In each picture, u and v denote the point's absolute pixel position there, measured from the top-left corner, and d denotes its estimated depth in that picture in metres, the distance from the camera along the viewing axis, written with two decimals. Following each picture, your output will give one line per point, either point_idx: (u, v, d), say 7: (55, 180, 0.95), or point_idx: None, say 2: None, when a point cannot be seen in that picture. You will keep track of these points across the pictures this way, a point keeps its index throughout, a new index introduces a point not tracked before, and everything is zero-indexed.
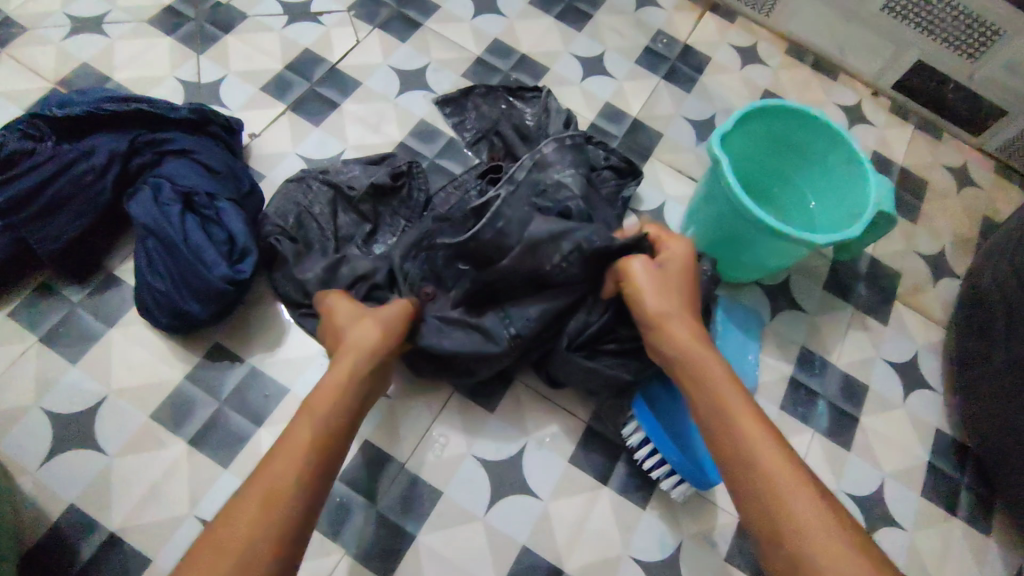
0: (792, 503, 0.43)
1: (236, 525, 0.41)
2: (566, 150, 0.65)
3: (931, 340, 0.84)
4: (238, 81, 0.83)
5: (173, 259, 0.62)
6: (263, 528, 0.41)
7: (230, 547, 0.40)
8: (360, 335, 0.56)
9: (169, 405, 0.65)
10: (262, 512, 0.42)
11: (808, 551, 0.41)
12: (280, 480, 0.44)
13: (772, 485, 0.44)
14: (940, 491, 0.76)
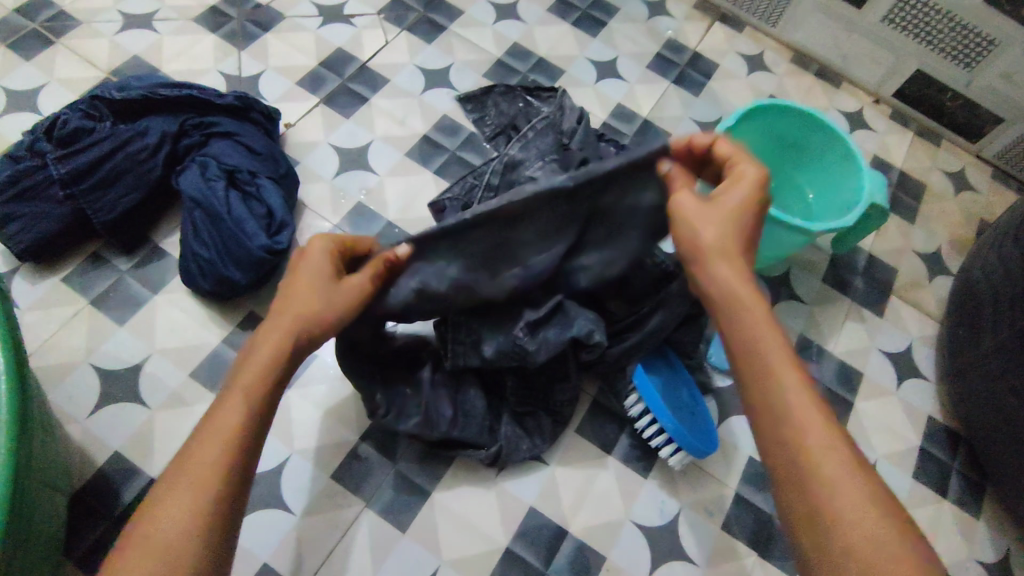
0: (839, 497, 0.39)
1: (177, 510, 0.40)
2: (530, 147, 0.78)
3: (925, 334, 0.88)
4: (276, 75, 0.90)
5: (216, 230, 0.67)
6: (192, 525, 0.40)
7: (168, 534, 0.39)
8: (330, 299, 0.51)
9: (206, 365, 0.70)
10: (203, 506, 0.40)
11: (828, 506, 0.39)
12: (211, 466, 0.42)
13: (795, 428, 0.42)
14: (931, 475, 0.79)
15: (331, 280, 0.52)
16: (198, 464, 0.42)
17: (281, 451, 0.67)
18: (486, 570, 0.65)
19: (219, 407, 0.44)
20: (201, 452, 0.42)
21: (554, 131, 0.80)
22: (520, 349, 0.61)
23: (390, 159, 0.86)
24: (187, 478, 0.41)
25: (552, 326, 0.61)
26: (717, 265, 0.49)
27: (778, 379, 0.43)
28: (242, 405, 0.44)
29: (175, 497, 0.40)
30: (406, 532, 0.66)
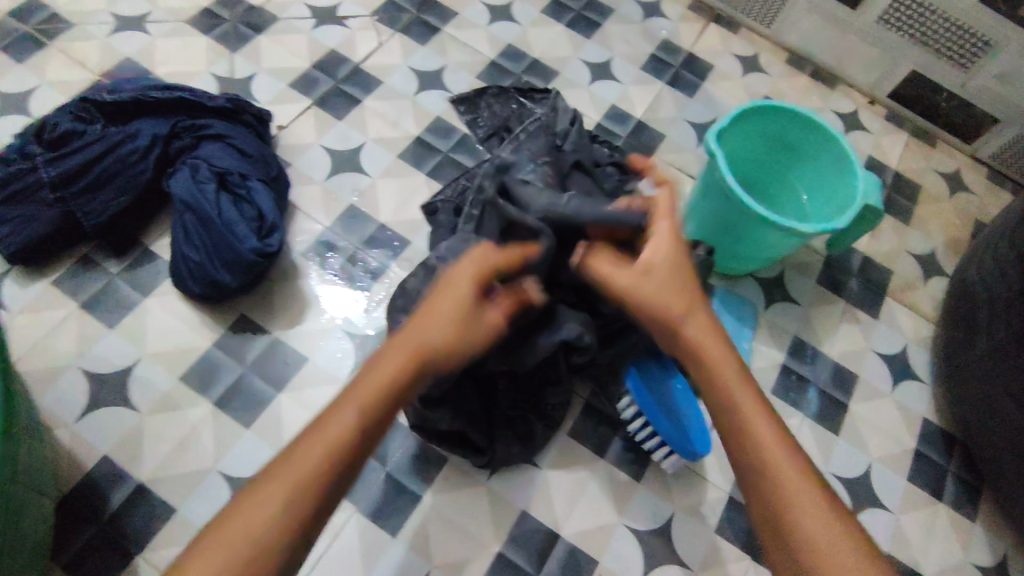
0: (818, 534, 0.43)
1: (260, 514, 0.41)
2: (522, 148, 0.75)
3: (920, 335, 0.87)
4: (269, 77, 0.89)
5: (207, 233, 0.66)
6: (267, 531, 0.40)
7: (252, 533, 0.40)
8: (451, 336, 0.48)
9: (197, 368, 0.70)
10: (290, 513, 0.41)
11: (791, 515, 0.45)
12: (310, 474, 0.42)
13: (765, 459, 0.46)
14: (926, 478, 0.79)
15: (460, 304, 0.49)
16: (283, 472, 0.42)
17: (271, 455, 0.67)
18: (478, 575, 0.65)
19: (325, 422, 0.44)
20: (288, 464, 0.42)
21: (546, 129, 0.77)
22: (512, 355, 0.60)
23: (383, 161, 0.85)
24: (267, 483, 0.42)
25: (542, 332, 0.60)
26: (624, 295, 0.53)
27: (745, 415, 0.48)
28: (352, 430, 0.44)
29: (253, 498, 0.41)
30: (396, 537, 0.65)
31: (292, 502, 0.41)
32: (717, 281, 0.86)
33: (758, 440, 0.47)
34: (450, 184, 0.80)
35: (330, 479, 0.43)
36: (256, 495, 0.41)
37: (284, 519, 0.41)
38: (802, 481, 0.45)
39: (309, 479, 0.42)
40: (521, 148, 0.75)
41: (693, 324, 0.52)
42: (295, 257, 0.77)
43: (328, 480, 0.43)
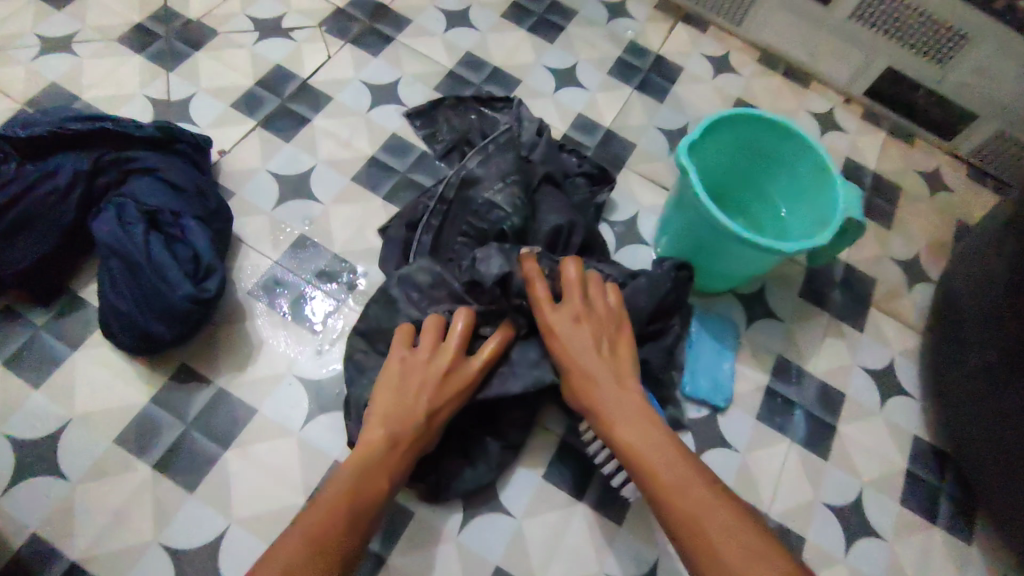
0: (712, 527, 0.45)
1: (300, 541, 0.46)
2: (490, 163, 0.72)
3: (907, 347, 0.84)
4: (208, 98, 0.83)
5: (136, 280, 0.60)
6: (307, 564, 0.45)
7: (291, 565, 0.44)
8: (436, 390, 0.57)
9: (134, 427, 0.64)
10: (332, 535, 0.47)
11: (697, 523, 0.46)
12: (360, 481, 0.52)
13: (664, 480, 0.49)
14: (919, 500, 0.75)
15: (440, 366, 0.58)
16: (304, 530, 0.47)
17: (218, 521, 0.61)
18: None
19: (346, 488, 0.51)
20: (312, 516, 0.48)
21: (514, 146, 0.74)
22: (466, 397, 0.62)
23: (335, 185, 0.79)
24: (293, 541, 0.46)
25: (494, 380, 0.63)
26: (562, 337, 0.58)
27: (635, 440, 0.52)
28: (377, 482, 0.53)
29: (283, 551, 0.45)
30: None
31: (324, 554, 0.46)
32: (695, 300, 0.81)
33: (652, 460, 0.50)
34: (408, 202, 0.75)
35: (368, 499, 0.51)
36: (285, 549, 0.45)
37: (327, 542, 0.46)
38: (701, 491, 0.47)
39: (344, 524, 0.49)
40: (488, 167, 0.72)
41: (587, 356, 0.57)
42: (241, 296, 0.71)
43: (349, 538, 0.48)
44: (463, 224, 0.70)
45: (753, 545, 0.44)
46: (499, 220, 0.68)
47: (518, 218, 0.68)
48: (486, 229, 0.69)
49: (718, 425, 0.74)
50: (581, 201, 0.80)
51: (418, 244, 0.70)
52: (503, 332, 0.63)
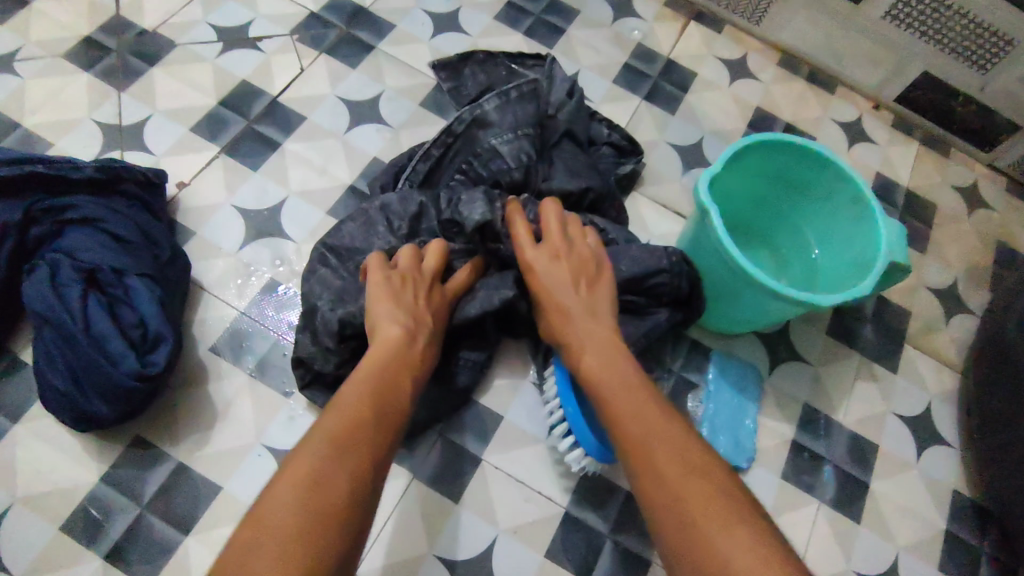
0: (672, 480, 0.41)
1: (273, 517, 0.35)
2: (509, 108, 0.67)
3: (944, 388, 0.76)
4: (166, 120, 0.74)
5: (72, 354, 0.52)
6: (284, 530, 0.35)
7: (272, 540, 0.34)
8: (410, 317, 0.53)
9: (80, 512, 0.56)
10: (310, 505, 0.36)
11: (666, 482, 0.41)
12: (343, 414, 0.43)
13: (653, 449, 0.43)
14: (961, 565, 0.68)
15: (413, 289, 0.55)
16: (326, 431, 0.41)
17: None
18: None
19: (376, 389, 0.45)
20: (335, 418, 0.42)
21: (540, 101, 0.68)
22: None
23: (310, 220, 0.71)
24: (318, 441, 0.40)
25: (470, 303, 0.61)
26: (543, 272, 0.56)
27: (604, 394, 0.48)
28: (399, 385, 0.47)
29: (311, 454, 0.39)
30: None
31: (360, 466, 0.40)
32: (713, 343, 0.73)
33: (646, 412, 0.45)
34: (399, 166, 0.70)
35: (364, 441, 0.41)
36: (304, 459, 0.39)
37: (311, 505, 0.36)
38: (680, 453, 0.42)
39: (380, 432, 0.43)
40: (503, 112, 0.67)
41: (568, 301, 0.54)
42: (203, 355, 0.63)
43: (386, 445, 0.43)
44: (464, 162, 0.66)
45: (710, 485, 0.40)
46: (500, 169, 0.64)
47: (520, 172, 0.64)
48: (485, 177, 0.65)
49: None
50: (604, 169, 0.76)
51: (412, 171, 0.67)
52: (474, 264, 0.62)
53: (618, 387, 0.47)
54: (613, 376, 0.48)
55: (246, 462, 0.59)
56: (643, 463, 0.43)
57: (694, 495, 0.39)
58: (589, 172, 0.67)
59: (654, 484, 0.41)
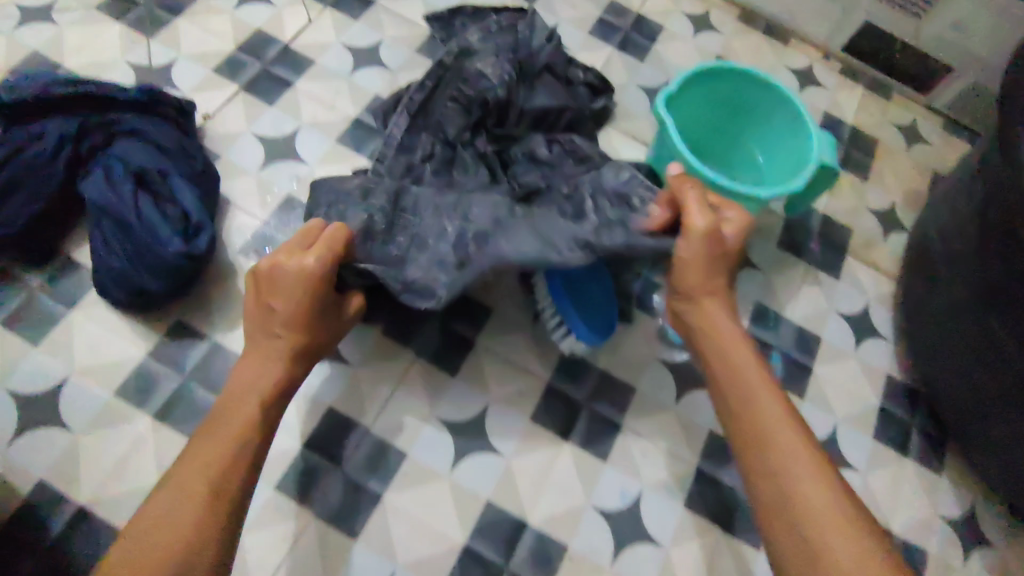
0: (808, 502, 0.48)
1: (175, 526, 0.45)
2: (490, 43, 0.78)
3: (882, 292, 0.87)
4: (191, 63, 0.83)
5: (127, 238, 0.62)
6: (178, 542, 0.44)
7: (176, 535, 0.45)
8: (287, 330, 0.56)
9: (132, 380, 0.66)
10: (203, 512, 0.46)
11: (801, 500, 0.48)
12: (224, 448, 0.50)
13: (776, 447, 0.51)
14: (892, 435, 0.79)
15: (290, 283, 0.55)
16: (178, 483, 0.47)
17: None
18: (444, 570, 0.64)
19: (223, 418, 0.52)
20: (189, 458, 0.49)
21: (516, 35, 0.80)
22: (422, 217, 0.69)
23: (321, 146, 0.80)
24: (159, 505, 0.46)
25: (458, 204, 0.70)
26: (685, 264, 0.58)
27: (751, 387, 0.54)
28: (249, 404, 0.53)
29: (154, 508, 0.46)
30: (359, 540, 0.64)
31: (197, 503, 0.46)
32: None
33: (773, 408, 0.53)
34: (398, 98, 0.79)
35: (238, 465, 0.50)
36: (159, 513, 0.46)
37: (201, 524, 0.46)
38: (814, 473, 0.49)
39: (226, 459, 0.49)
40: (485, 44, 0.78)
41: (722, 331, 0.58)
42: (231, 256, 0.72)
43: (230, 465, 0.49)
44: (455, 89, 0.76)
45: (836, 506, 0.47)
46: (486, 88, 0.75)
47: (504, 90, 0.76)
48: (473, 96, 0.75)
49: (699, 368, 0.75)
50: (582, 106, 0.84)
51: (408, 100, 0.75)
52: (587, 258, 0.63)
53: (754, 391, 0.54)
54: (739, 365, 0.56)
55: None
56: (771, 468, 0.50)
57: (825, 515, 0.47)
58: (565, 96, 0.80)
59: (782, 497, 0.49)
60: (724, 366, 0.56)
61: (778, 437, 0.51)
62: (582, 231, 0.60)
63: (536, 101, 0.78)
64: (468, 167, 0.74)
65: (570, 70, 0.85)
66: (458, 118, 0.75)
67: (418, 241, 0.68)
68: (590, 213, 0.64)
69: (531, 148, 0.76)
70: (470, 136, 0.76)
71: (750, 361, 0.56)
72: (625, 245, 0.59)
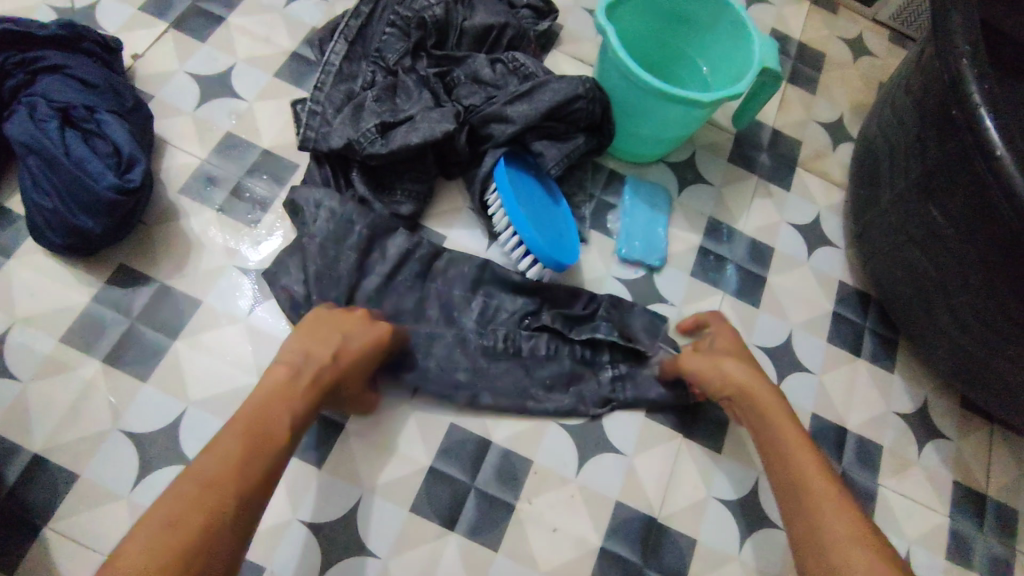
0: (821, 522, 0.53)
1: (170, 527, 0.42)
2: None
3: (832, 202, 0.88)
4: (115, 2, 0.80)
5: (57, 175, 0.60)
6: (180, 551, 0.41)
7: (172, 544, 0.41)
8: (310, 366, 0.56)
9: (79, 327, 0.64)
10: (203, 523, 0.43)
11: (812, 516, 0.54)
12: (231, 460, 0.47)
13: (798, 478, 0.56)
14: (846, 337, 0.81)
15: (334, 341, 0.58)
16: (202, 478, 0.45)
17: (177, 405, 0.63)
18: (411, 492, 0.64)
19: (241, 423, 0.50)
20: (214, 457, 0.47)
21: None
22: (367, 139, 0.68)
23: (258, 81, 0.78)
24: (189, 490, 0.45)
25: (401, 128, 0.69)
26: (693, 358, 0.66)
27: (770, 424, 0.60)
28: (279, 419, 0.51)
29: (177, 499, 0.44)
30: (323, 469, 0.64)
31: (221, 507, 0.45)
32: (627, 169, 0.83)
33: (791, 441, 0.58)
34: (334, 27, 0.78)
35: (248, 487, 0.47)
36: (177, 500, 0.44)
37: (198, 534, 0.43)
38: (830, 503, 0.54)
39: (259, 472, 0.48)
40: None
41: (743, 380, 0.63)
42: (172, 197, 0.70)
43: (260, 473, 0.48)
44: (392, 13, 0.74)
45: (848, 528, 0.51)
46: (423, 8, 0.74)
47: (442, 10, 0.75)
48: (411, 18, 0.74)
49: (654, 283, 0.78)
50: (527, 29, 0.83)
51: (345, 26, 0.73)
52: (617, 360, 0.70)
53: (779, 431, 0.59)
54: (766, 409, 0.61)
55: (222, 278, 0.68)
56: (799, 493, 0.55)
57: (835, 536, 0.51)
58: (506, 14, 0.79)
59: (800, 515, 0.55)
60: (770, 432, 0.60)
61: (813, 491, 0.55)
62: (602, 389, 0.69)
63: (475, 20, 0.77)
64: (411, 93, 0.72)
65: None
66: (398, 43, 0.74)
67: (449, 364, 0.67)
68: (610, 370, 0.70)
69: (475, 69, 0.74)
70: (410, 61, 0.74)
71: (794, 436, 0.59)
72: (634, 396, 0.69)
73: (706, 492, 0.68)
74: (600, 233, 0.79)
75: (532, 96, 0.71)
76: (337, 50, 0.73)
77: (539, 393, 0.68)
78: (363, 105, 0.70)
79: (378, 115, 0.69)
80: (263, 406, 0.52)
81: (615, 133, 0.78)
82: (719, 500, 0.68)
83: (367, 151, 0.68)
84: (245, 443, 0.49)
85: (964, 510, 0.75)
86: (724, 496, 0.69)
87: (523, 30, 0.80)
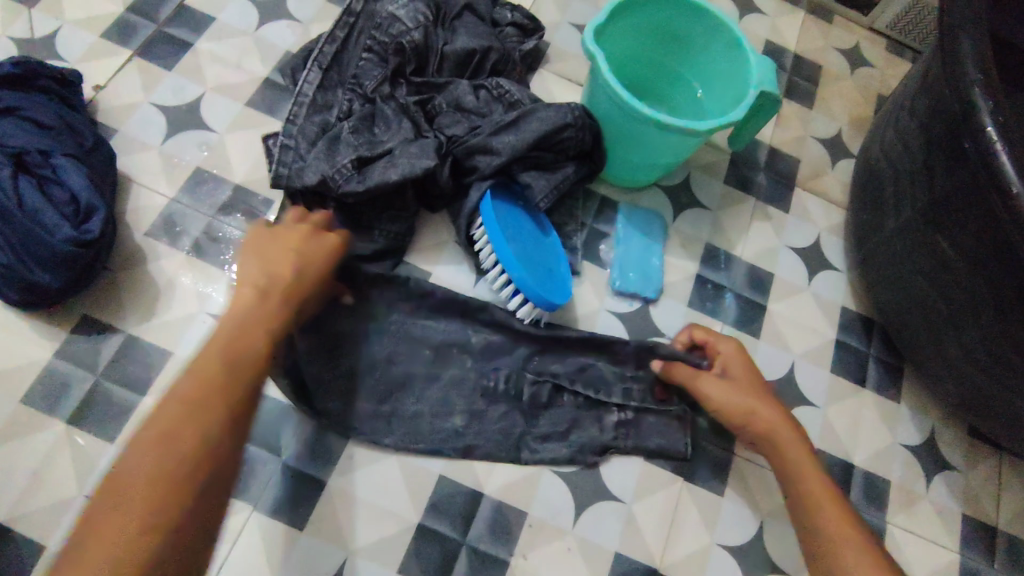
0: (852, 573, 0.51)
1: (156, 450, 0.42)
2: None
3: (832, 223, 0.85)
4: (76, 30, 0.75)
5: (8, 228, 0.55)
6: (173, 473, 0.41)
7: (164, 469, 0.41)
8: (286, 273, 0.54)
9: (40, 385, 0.60)
10: (192, 441, 0.43)
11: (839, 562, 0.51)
12: (210, 374, 0.46)
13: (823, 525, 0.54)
14: (849, 366, 0.78)
15: (312, 245, 0.57)
16: (180, 416, 0.44)
17: None
18: (399, 551, 0.61)
19: (219, 337, 0.48)
20: (185, 392, 0.45)
21: None
22: (343, 175, 0.64)
23: (229, 112, 0.74)
24: (169, 413, 0.43)
25: (379, 163, 0.65)
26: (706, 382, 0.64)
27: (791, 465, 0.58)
28: (252, 343, 0.49)
29: (153, 445, 0.42)
30: (305, 530, 0.60)
31: (206, 431, 0.44)
32: (620, 196, 0.79)
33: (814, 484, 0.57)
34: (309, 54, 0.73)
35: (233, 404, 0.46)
36: (154, 453, 0.42)
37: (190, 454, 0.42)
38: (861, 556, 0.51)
39: (243, 393, 0.47)
40: None
41: (773, 419, 0.60)
42: (138, 239, 0.66)
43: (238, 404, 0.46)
44: (368, 40, 0.71)
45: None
46: (401, 34, 0.71)
47: (420, 34, 0.71)
48: (388, 43, 0.70)
49: (650, 316, 0.74)
50: (512, 50, 0.79)
51: (319, 53, 0.69)
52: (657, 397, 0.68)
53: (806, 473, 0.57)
54: (792, 450, 0.59)
55: (193, 327, 0.64)
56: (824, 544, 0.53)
57: None
58: (489, 37, 0.76)
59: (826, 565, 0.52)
60: (791, 484, 0.58)
61: (838, 548, 0.52)
62: (601, 435, 0.66)
63: (456, 44, 0.73)
64: (390, 123, 0.68)
65: (495, 10, 0.80)
66: (375, 71, 0.70)
67: (441, 411, 0.64)
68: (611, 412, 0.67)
69: (457, 96, 0.71)
70: (389, 89, 0.70)
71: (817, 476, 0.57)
72: (634, 443, 0.66)
73: (709, 539, 0.65)
74: (593, 264, 0.75)
75: (517, 124, 0.67)
76: (311, 79, 0.69)
77: (533, 442, 0.65)
78: (340, 137, 0.66)
79: (354, 151, 0.65)
80: (240, 318, 0.50)
81: (607, 162, 0.74)
82: (723, 548, 0.65)
83: (344, 188, 0.64)
84: (225, 355, 0.47)
85: (974, 547, 0.72)
86: (728, 543, 0.66)
87: (506, 52, 0.76)
